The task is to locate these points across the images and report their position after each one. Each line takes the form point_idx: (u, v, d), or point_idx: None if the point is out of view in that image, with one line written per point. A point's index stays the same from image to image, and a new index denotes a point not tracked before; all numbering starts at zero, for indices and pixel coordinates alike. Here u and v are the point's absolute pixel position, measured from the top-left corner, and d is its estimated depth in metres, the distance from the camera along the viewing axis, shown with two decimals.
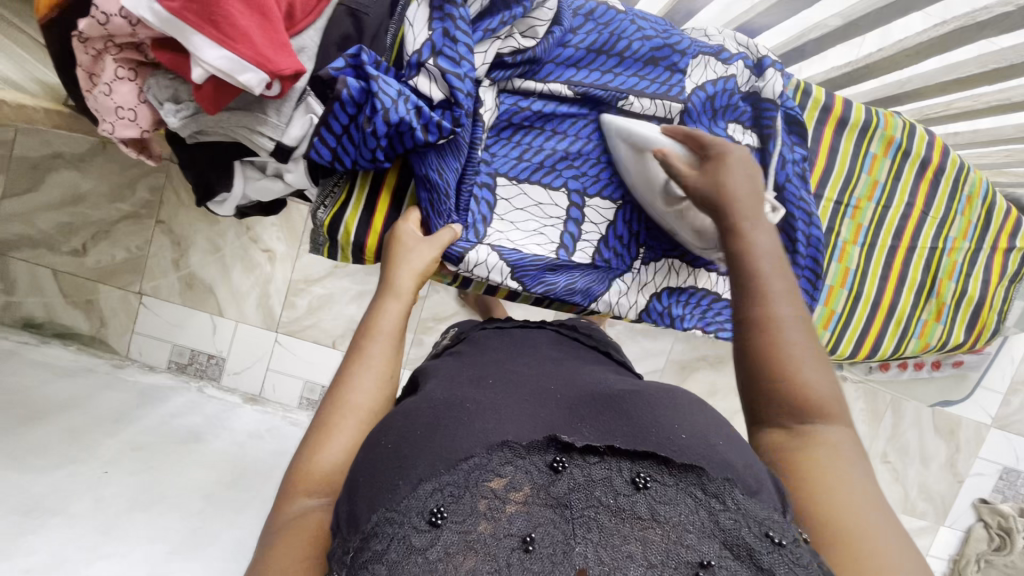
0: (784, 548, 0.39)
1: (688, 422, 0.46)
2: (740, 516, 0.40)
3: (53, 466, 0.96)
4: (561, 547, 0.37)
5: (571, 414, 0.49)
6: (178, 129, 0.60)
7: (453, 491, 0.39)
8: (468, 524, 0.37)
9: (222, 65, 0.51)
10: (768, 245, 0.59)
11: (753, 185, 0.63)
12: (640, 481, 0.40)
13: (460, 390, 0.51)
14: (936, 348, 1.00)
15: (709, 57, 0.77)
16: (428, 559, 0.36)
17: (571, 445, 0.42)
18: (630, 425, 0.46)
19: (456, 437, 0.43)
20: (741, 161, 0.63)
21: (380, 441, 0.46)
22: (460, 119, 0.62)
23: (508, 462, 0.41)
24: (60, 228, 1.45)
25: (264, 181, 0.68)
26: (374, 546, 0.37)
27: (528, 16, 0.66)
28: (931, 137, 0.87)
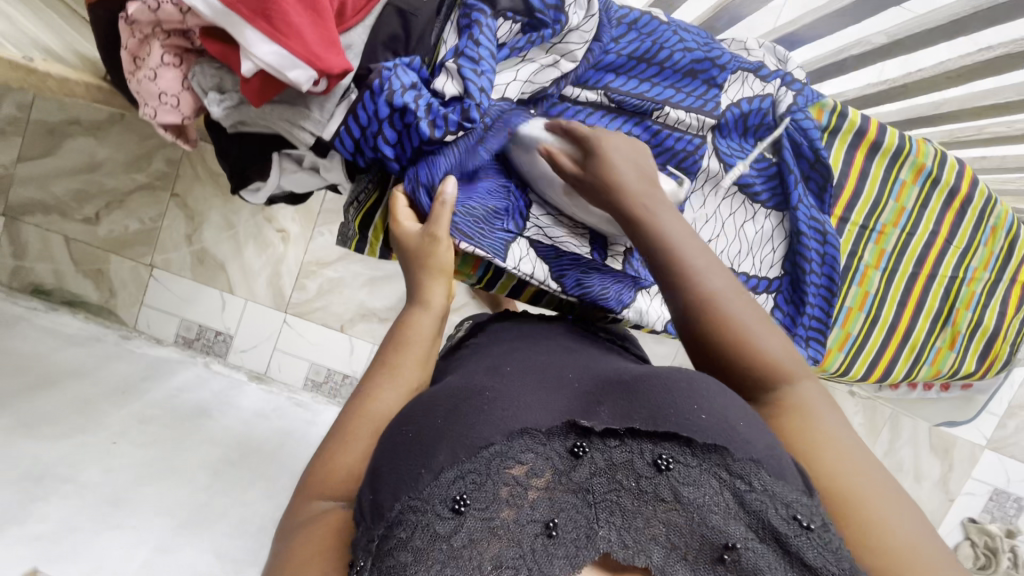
0: (811, 531, 0.41)
1: (708, 401, 0.45)
2: (767, 498, 0.42)
3: (63, 435, 0.97)
4: (585, 532, 0.39)
5: (587, 399, 0.48)
6: (219, 119, 0.60)
7: (475, 478, 0.39)
8: (490, 511, 0.38)
9: (273, 61, 0.51)
10: (680, 233, 0.58)
11: (644, 174, 0.61)
12: (662, 463, 0.42)
13: (478, 378, 0.50)
14: (946, 375, 1.01)
15: (747, 73, 0.77)
16: (453, 546, 0.37)
17: (590, 430, 0.43)
18: (647, 406, 0.45)
19: (477, 424, 0.42)
20: (619, 149, 0.61)
21: (399, 432, 0.45)
22: (470, 112, 0.58)
23: (528, 449, 0.42)
24: (74, 195, 1.44)
25: (301, 173, 0.69)
26: (399, 535, 0.37)
27: (564, 42, 0.67)
28: (961, 167, 0.87)
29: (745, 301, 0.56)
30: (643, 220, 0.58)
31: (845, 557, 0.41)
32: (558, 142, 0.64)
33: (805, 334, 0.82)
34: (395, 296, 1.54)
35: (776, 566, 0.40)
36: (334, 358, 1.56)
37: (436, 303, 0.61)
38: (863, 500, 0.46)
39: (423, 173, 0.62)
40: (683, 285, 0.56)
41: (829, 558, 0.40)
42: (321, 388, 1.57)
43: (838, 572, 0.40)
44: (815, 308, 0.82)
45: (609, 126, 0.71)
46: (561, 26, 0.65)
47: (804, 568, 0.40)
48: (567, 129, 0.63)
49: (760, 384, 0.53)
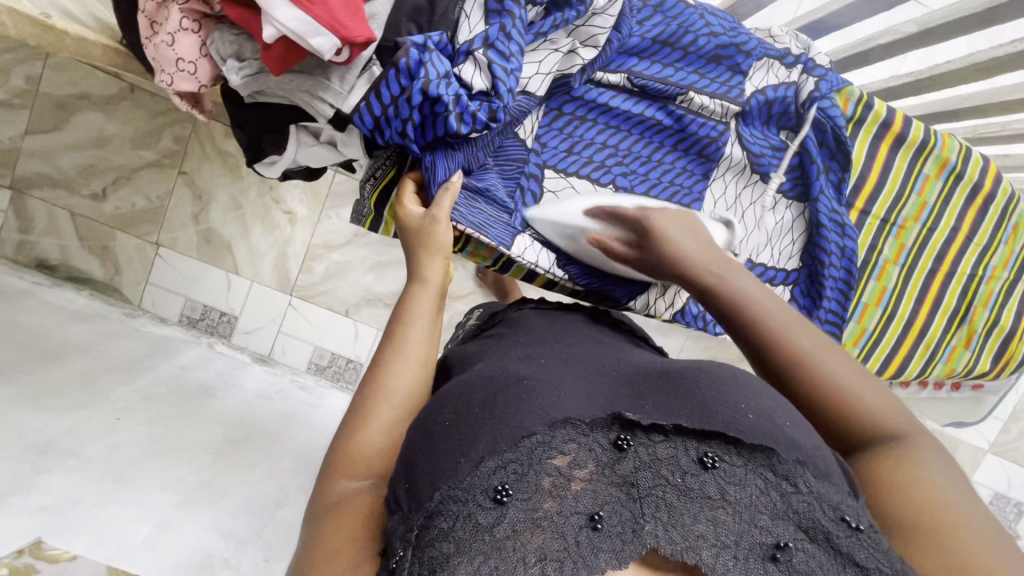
0: (861, 533, 0.40)
1: (754, 402, 0.46)
2: (813, 500, 0.41)
3: (66, 409, 0.96)
4: (630, 526, 0.38)
5: (631, 390, 0.49)
6: (237, 88, 0.58)
7: (517, 468, 0.40)
8: (533, 502, 0.38)
9: (296, 27, 0.49)
10: (753, 287, 0.57)
11: (703, 241, 0.62)
12: (708, 460, 0.42)
13: (512, 366, 0.51)
14: (960, 374, 1.00)
15: (772, 60, 0.76)
16: (496, 537, 0.37)
17: (634, 423, 0.44)
18: (695, 403, 0.45)
19: (516, 413, 0.43)
20: (670, 222, 0.62)
21: (435, 419, 0.46)
22: (497, 112, 0.60)
23: (570, 440, 0.42)
24: (81, 170, 1.43)
25: (318, 148, 0.67)
26: (440, 525, 0.38)
27: (589, 25, 0.64)
28: (985, 163, 0.85)
29: (829, 349, 0.53)
30: (714, 288, 0.58)
31: (898, 558, 0.40)
32: (606, 225, 0.67)
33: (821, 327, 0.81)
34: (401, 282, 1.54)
35: (829, 567, 0.39)
36: (337, 343, 1.55)
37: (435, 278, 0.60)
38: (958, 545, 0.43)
39: (439, 168, 0.64)
40: (765, 348, 0.54)
41: (882, 559, 0.39)
42: (324, 372, 1.57)
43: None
44: (832, 301, 0.80)
45: (632, 109, 0.72)
46: (584, 8, 0.63)
47: (857, 569, 0.39)
48: (614, 213, 0.65)
49: (858, 439, 0.51)
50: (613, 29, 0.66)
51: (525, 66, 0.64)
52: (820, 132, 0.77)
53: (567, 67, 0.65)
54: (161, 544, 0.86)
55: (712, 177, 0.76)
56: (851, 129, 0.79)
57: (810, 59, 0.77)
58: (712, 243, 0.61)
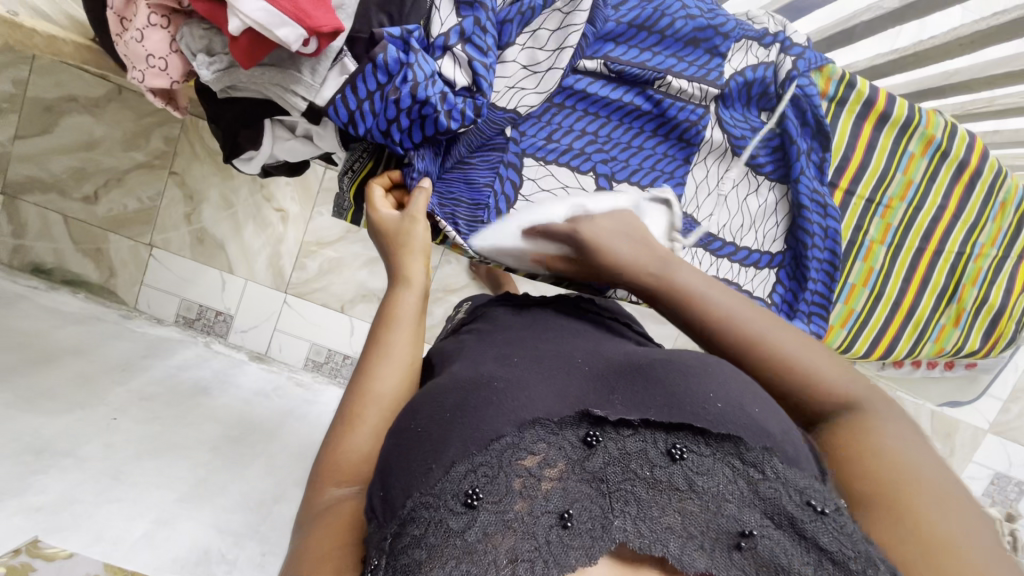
0: (826, 516, 0.41)
1: (724, 390, 0.47)
2: (780, 486, 0.42)
3: (63, 411, 0.97)
4: (600, 522, 0.39)
5: (602, 387, 0.50)
6: (209, 83, 0.58)
7: (487, 471, 0.40)
8: (504, 504, 0.39)
9: (260, 18, 0.49)
10: (693, 276, 0.58)
11: (636, 239, 0.63)
12: (676, 452, 0.43)
13: (486, 367, 0.51)
14: (950, 353, 0.98)
15: (751, 41, 0.75)
16: (467, 541, 0.37)
17: (603, 419, 0.44)
18: (663, 394, 0.47)
19: (489, 416, 0.43)
20: (608, 232, 0.63)
21: (407, 424, 0.46)
22: (482, 108, 0.61)
23: (540, 439, 0.42)
24: (73, 173, 1.43)
25: (293, 142, 0.67)
26: (413, 532, 0.38)
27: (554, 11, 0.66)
28: (971, 138, 0.84)
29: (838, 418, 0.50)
30: (656, 287, 0.59)
31: (864, 540, 0.41)
32: (543, 243, 0.68)
33: (807, 310, 0.80)
34: None
35: (792, 553, 0.40)
36: (334, 339, 1.56)
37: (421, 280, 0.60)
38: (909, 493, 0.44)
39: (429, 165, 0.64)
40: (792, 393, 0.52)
41: (844, 542, 0.40)
42: (321, 369, 1.57)
43: (856, 557, 0.39)
44: (818, 284, 0.80)
45: (610, 95, 0.71)
46: None
47: (821, 552, 0.40)
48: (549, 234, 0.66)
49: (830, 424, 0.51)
50: (588, 23, 0.66)
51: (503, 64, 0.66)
52: (798, 110, 0.75)
53: (533, 63, 0.66)
54: (158, 541, 0.86)
55: (694, 162, 0.76)
56: (833, 109, 0.79)
57: (788, 38, 0.76)
58: (648, 241, 0.62)
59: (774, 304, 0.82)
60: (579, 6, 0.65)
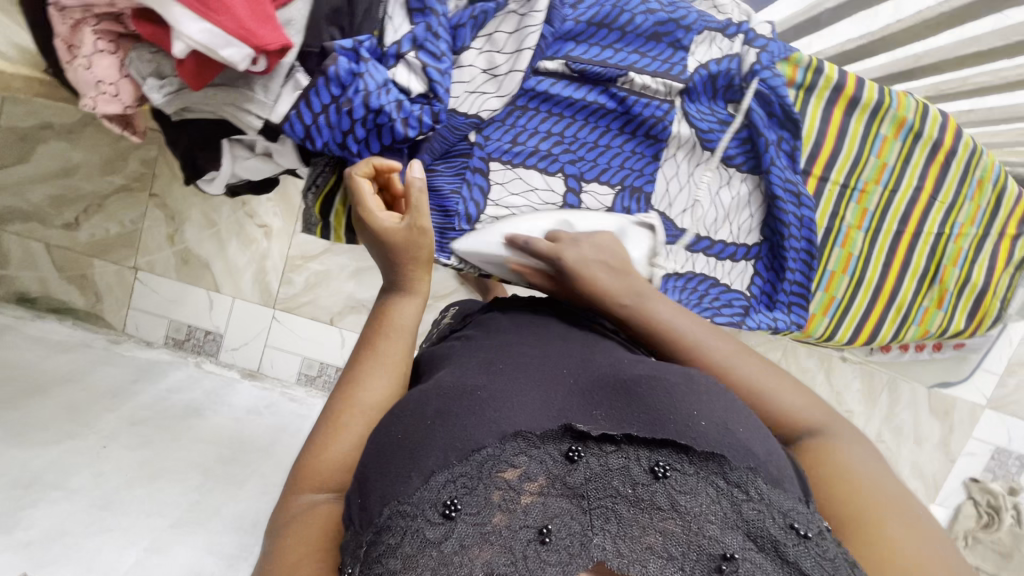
0: (809, 541, 0.41)
1: (707, 408, 0.46)
2: (764, 508, 0.42)
3: (51, 442, 0.96)
4: (579, 539, 0.39)
5: (585, 399, 0.48)
6: (162, 106, 0.57)
7: (467, 482, 0.40)
8: (481, 517, 0.38)
9: (203, 40, 0.49)
10: (669, 309, 0.62)
11: (615, 267, 0.65)
12: (659, 470, 0.42)
13: (467, 375, 0.50)
14: (934, 335, 0.97)
15: (715, 33, 0.74)
16: (442, 553, 0.37)
17: (586, 434, 0.43)
18: (646, 412, 0.45)
19: (468, 426, 0.43)
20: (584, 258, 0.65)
21: (389, 432, 0.46)
22: (440, 114, 0.61)
23: (521, 452, 0.42)
24: (53, 201, 1.43)
25: (254, 160, 0.65)
26: (388, 540, 0.39)
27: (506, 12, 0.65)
28: (943, 119, 0.82)
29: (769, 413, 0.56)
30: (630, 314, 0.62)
31: (845, 566, 0.41)
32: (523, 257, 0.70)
33: (787, 299, 0.82)
34: None
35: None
36: (325, 352, 1.55)
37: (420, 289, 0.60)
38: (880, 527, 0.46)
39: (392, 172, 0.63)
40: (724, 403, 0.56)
41: (826, 567, 0.40)
42: (314, 382, 1.56)
43: None
44: (796, 275, 0.81)
45: (573, 95, 0.71)
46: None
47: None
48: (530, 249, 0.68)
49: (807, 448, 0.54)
50: (545, 23, 0.65)
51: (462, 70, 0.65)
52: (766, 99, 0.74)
53: (492, 66, 0.66)
54: (150, 568, 0.86)
55: (663, 158, 0.76)
56: (801, 96, 0.78)
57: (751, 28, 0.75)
58: (626, 271, 0.65)
59: (753, 297, 0.82)
60: (534, 7, 0.64)
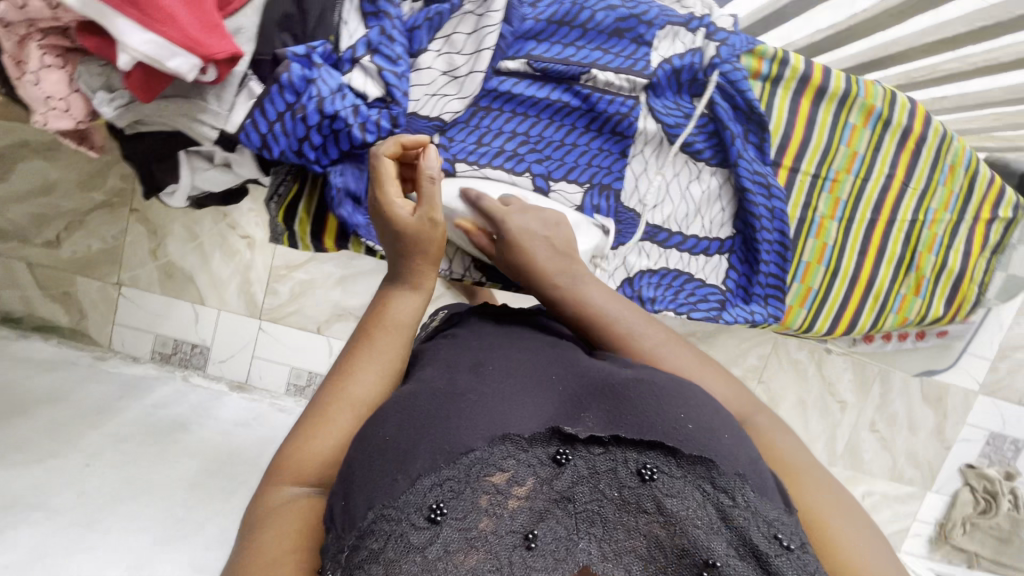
0: (792, 552, 0.40)
1: (694, 410, 0.45)
2: (750, 514, 0.41)
3: (32, 462, 0.95)
4: (565, 544, 0.38)
5: (574, 406, 0.46)
6: (113, 120, 0.57)
7: (453, 485, 0.39)
8: (468, 521, 0.37)
9: (148, 51, 0.48)
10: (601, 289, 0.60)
11: (558, 247, 0.63)
12: (647, 472, 0.41)
13: (455, 378, 0.47)
14: (913, 322, 0.96)
15: (678, 27, 0.74)
16: (427, 558, 0.36)
17: (574, 436, 0.43)
18: (634, 415, 0.44)
19: (457, 427, 0.41)
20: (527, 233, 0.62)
21: (377, 434, 0.43)
22: (398, 118, 0.60)
23: (509, 456, 0.41)
24: (34, 219, 1.41)
25: (212, 172, 0.65)
26: (371, 545, 0.37)
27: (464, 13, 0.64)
28: (912, 105, 0.82)
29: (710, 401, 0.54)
30: (560, 298, 0.60)
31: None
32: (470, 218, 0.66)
33: (763, 292, 0.81)
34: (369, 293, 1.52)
35: None
36: (313, 361, 1.54)
37: (426, 286, 0.56)
38: (820, 518, 0.47)
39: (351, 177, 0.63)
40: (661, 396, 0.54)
41: None
42: (304, 392, 1.55)
43: None
44: (771, 265, 0.80)
45: (536, 94, 0.70)
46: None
47: None
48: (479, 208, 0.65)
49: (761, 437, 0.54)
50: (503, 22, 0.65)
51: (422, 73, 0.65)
52: (733, 92, 0.74)
53: (452, 68, 0.65)
54: None
55: (630, 154, 0.76)
56: (768, 89, 0.77)
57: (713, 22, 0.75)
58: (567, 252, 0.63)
59: (729, 291, 0.82)
60: (491, 7, 0.63)
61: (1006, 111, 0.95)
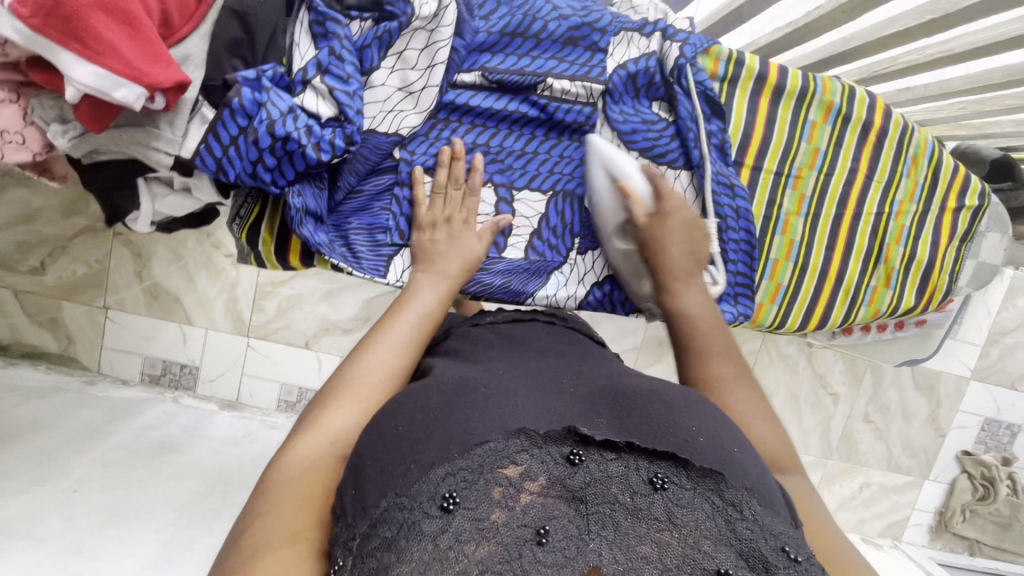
0: (797, 565, 0.39)
1: (706, 425, 0.45)
2: (757, 528, 0.40)
3: (19, 490, 0.95)
4: (575, 543, 0.37)
5: (585, 407, 0.47)
6: (69, 150, 0.57)
7: (466, 476, 0.38)
8: (481, 512, 0.37)
9: (92, 82, 0.49)
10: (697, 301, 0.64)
11: (694, 256, 0.67)
12: (658, 481, 0.40)
13: (472, 372, 0.49)
14: (886, 314, 0.95)
15: (631, 32, 0.74)
16: (438, 546, 0.35)
17: (589, 438, 0.42)
18: (647, 425, 0.44)
19: (474, 420, 0.41)
20: (685, 235, 0.67)
21: (389, 424, 0.43)
22: (353, 136, 0.60)
23: (524, 451, 0.40)
24: (18, 247, 1.40)
25: (173, 197, 0.67)
26: (383, 534, 0.36)
27: (414, 29, 0.64)
28: (871, 99, 0.83)
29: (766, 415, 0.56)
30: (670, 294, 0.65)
31: None
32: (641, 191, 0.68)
33: (732, 290, 0.80)
34: (355, 306, 1.53)
35: None
36: (304, 376, 1.54)
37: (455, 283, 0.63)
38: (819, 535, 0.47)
39: (310, 199, 0.64)
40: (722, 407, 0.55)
41: None
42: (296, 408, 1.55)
43: None
44: (738, 260, 0.79)
45: (494, 105, 0.71)
46: (408, 18, 0.62)
47: None
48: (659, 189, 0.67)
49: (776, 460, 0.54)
50: (455, 36, 0.65)
51: (375, 91, 0.65)
52: (687, 95, 0.74)
53: (406, 84, 0.66)
54: None
55: None
56: (725, 89, 0.78)
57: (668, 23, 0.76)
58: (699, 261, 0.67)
59: None
60: (441, 22, 0.64)
61: (970, 100, 0.96)
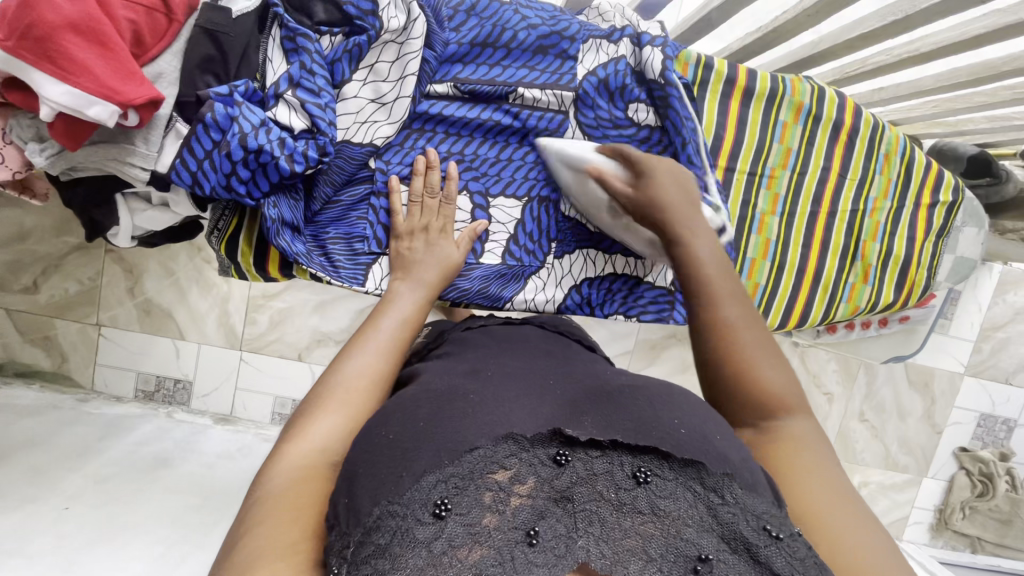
0: (781, 541, 0.39)
1: (688, 417, 0.45)
2: (738, 511, 0.40)
3: (10, 508, 0.94)
4: (564, 541, 0.37)
5: (572, 409, 0.47)
6: (48, 168, 0.59)
7: (457, 482, 0.38)
8: (472, 517, 0.36)
9: (67, 101, 0.50)
10: (710, 244, 0.59)
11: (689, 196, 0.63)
12: (642, 475, 0.40)
13: (452, 379, 0.50)
14: (866, 311, 0.96)
15: (600, 40, 0.75)
16: (432, 552, 0.34)
17: (575, 439, 0.42)
18: (631, 421, 0.44)
19: (460, 427, 0.41)
20: (670, 175, 0.63)
21: (381, 432, 0.43)
22: (326, 147, 0.62)
23: (513, 454, 0.40)
24: (9, 266, 1.40)
25: (151, 211, 0.68)
26: (377, 541, 0.35)
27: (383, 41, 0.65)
28: (841, 99, 0.85)
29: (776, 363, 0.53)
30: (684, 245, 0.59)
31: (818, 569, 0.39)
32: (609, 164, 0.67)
33: None
34: (348, 317, 1.54)
35: None
36: (297, 389, 1.55)
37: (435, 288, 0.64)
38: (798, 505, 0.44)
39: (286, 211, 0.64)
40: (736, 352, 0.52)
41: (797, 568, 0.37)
42: None
43: None
44: None
45: (467, 115, 0.72)
46: (376, 32, 0.64)
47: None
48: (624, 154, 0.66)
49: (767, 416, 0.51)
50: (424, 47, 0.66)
51: (347, 104, 0.66)
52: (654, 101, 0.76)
53: (379, 95, 0.67)
54: None
55: None
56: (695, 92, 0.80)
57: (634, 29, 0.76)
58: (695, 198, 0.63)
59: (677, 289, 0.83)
60: (410, 34, 0.65)
61: (942, 98, 0.98)
